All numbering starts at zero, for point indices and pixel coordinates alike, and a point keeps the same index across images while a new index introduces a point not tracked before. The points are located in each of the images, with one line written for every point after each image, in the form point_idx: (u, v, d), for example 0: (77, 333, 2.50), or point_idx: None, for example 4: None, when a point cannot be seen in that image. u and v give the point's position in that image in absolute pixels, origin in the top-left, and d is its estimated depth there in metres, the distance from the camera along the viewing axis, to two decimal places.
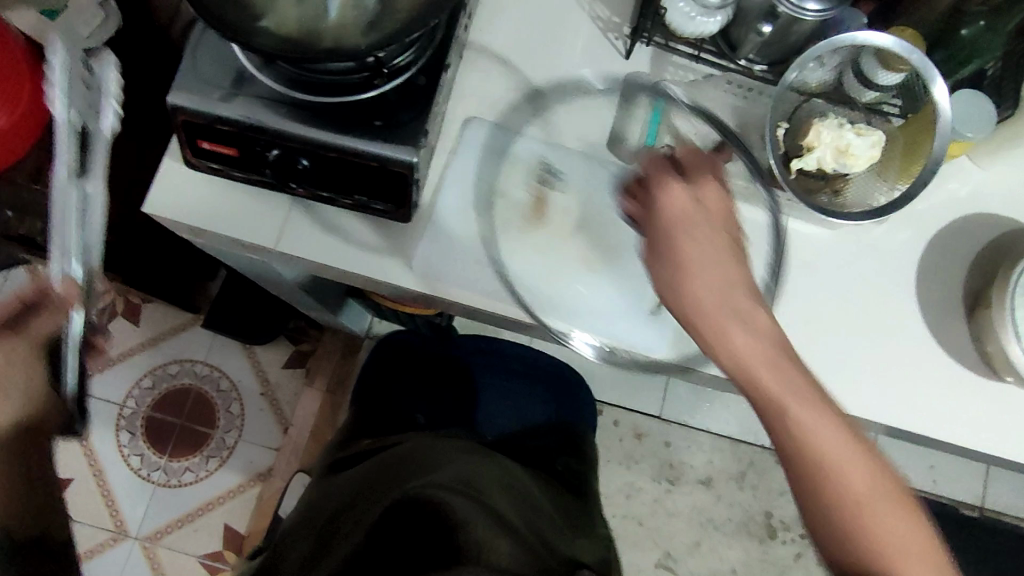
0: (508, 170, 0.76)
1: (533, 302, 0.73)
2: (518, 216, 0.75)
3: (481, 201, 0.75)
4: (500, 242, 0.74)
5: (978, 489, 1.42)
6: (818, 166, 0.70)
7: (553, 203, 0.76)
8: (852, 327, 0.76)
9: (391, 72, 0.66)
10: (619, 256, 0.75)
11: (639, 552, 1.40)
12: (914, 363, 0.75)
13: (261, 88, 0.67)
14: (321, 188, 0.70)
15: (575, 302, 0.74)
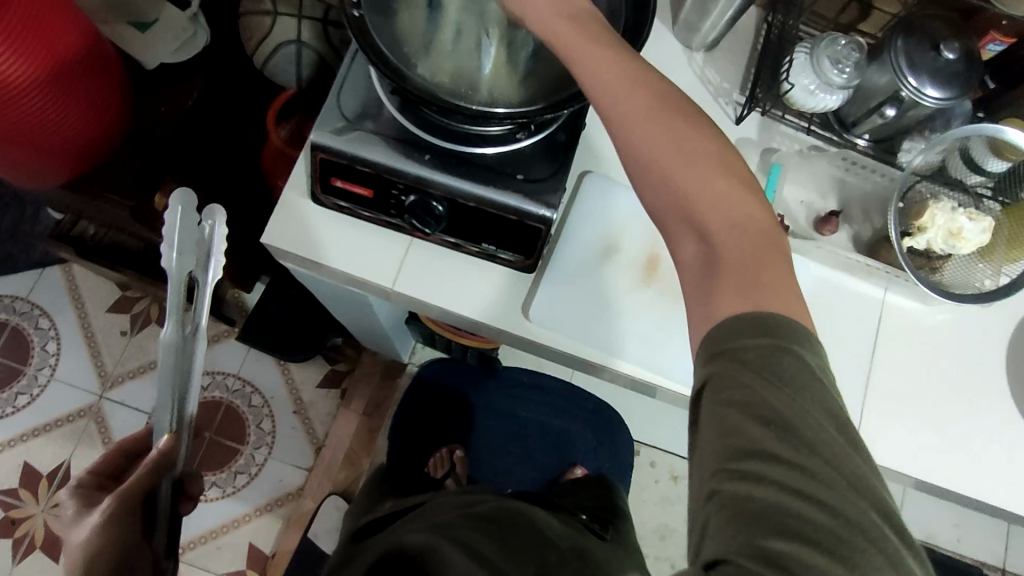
0: (626, 226, 0.78)
1: (644, 358, 0.75)
2: (630, 273, 0.77)
3: (598, 255, 0.77)
4: (613, 296, 0.76)
5: (1002, 550, 1.45)
6: (926, 246, 0.74)
7: (666, 262, 0.77)
8: (946, 403, 0.77)
9: (534, 128, 0.68)
10: None
11: None
12: (1005, 440, 0.77)
13: (403, 133, 0.69)
14: (450, 234, 0.72)
15: (685, 359, 0.75)
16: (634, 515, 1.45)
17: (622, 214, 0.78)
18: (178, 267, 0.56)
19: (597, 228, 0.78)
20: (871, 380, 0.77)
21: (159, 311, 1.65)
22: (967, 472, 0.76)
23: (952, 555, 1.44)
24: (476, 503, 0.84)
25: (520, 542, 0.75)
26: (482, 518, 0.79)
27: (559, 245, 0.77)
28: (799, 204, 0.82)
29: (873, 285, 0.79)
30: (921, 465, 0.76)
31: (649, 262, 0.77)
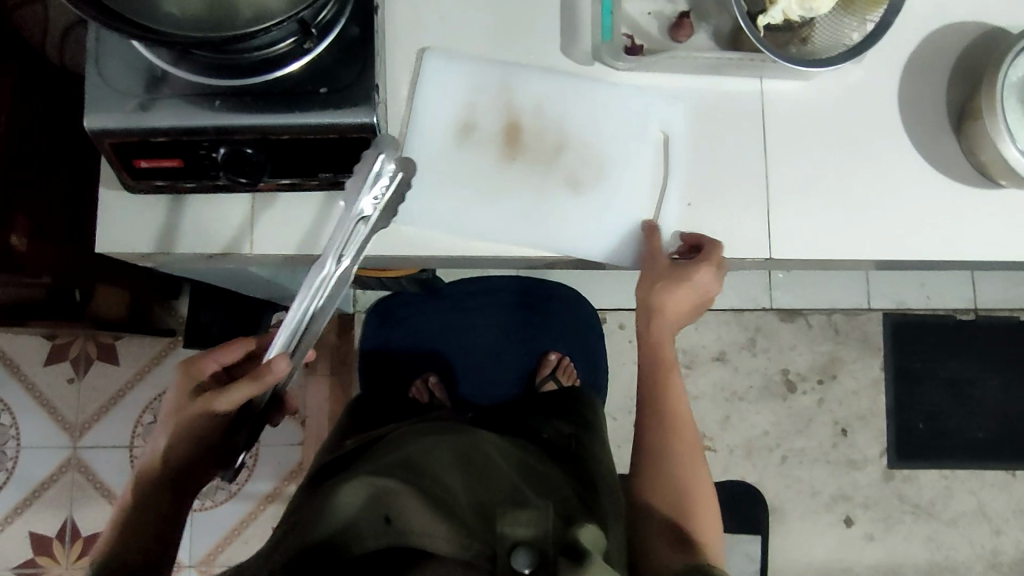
0: (477, 99, 0.72)
1: (525, 234, 0.71)
2: (493, 148, 0.71)
3: (454, 136, 0.71)
4: (475, 183, 0.71)
5: (970, 293, 1.48)
6: (783, 17, 0.68)
7: (527, 129, 0.72)
8: (850, 175, 0.74)
9: (320, 32, 0.59)
10: (603, 167, 0.72)
11: None
12: (915, 193, 0.74)
13: (184, 84, 0.61)
14: (283, 177, 0.65)
15: (571, 222, 0.72)
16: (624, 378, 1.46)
17: (471, 86, 0.72)
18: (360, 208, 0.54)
19: (449, 105, 0.71)
20: (770, 177, 0.74)
21: (97, 347, 1.59)
22: (883, 236, 0.74)
23: (923, 314, 1.47)
24: (439, 442, 0.81)
25: (493, 488, 0.72)
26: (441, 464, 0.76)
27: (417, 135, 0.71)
28: (647, 16, 0.74)
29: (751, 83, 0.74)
30: (837, 246, 0.74)
31: (511, 132, 0.72)
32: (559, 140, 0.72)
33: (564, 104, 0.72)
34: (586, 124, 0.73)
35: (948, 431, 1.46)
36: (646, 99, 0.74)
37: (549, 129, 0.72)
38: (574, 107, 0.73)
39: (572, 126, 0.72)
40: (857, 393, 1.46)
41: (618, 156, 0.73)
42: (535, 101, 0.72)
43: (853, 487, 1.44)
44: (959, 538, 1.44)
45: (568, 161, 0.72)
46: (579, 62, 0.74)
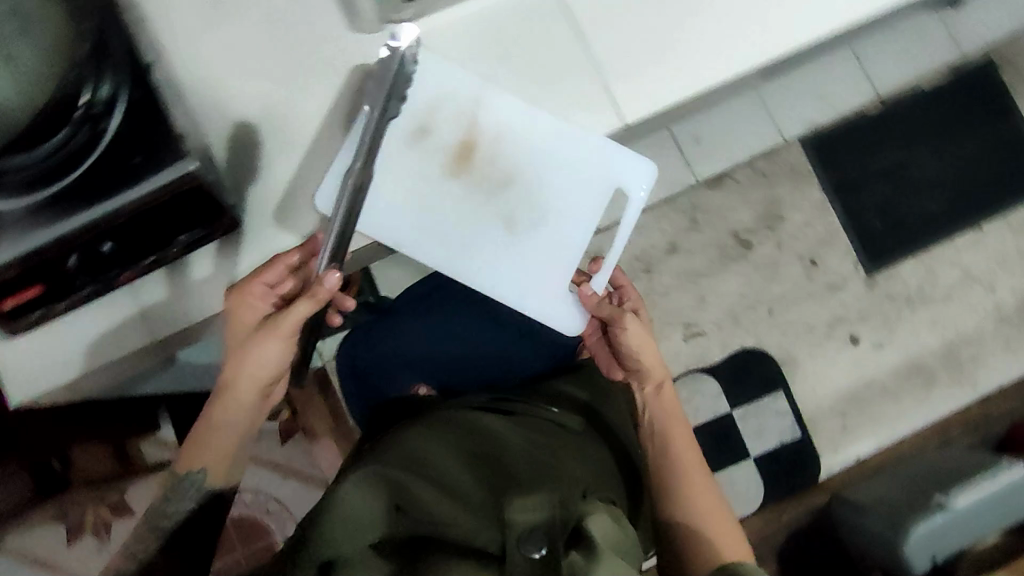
0: (438, 109, 0.77)
1: (447, 258, 0.80)
2: (445, 160, 0.78)
3: (408, 142, 0.78)
4: (415, 212, 0.79)
5: (868, 85, 1.50)
6: None
7: (480, 153, 0.78)
8: (663, 20, 0.76)
9: (106, 109, 0.60)
10: (533, 190, 0.80)
11: (666, 339, 1.45)
12: (729, 9, 0.76)
13: (11, 211, 0.59)
14: (142, 257, 0.66)
15: (492, 244, 0.80)
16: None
17: (442, 89, 0.76)
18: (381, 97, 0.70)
19: (417, 104, 0.76)
20: (591, 57, 0.76)
21: (106, 508, 1.57)
22: (715, 61, 0.76)
23: (835, 124, 1.50)
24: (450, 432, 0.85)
25: (507, 469, 0.77)
26: (456, 458, 0.79)
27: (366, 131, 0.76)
28: None
29: (579, 50, 0.76)
30: (676, 89, 0.76)
31: (469, 150, 0.78)
32: (506, 169, 0.79)
33: (525, 137, 0.78)
34: (511, 156, 0.78)
35: (906, 218, 1.48)
36: (622, 158, 0.81)
37: (501, 159, 0.79)
38: (528, 136, 0.77)
39: (524, 163, 0.79)
40: (810, 222, 1.48)
41: (565, 195, 0.81)
42: (495, 128, 0.77)
43: (844, 307, 1.46)
44: (959, 308, 1.47)
45: (510, 198, 0.80)
46: (370, 32, 0.73)
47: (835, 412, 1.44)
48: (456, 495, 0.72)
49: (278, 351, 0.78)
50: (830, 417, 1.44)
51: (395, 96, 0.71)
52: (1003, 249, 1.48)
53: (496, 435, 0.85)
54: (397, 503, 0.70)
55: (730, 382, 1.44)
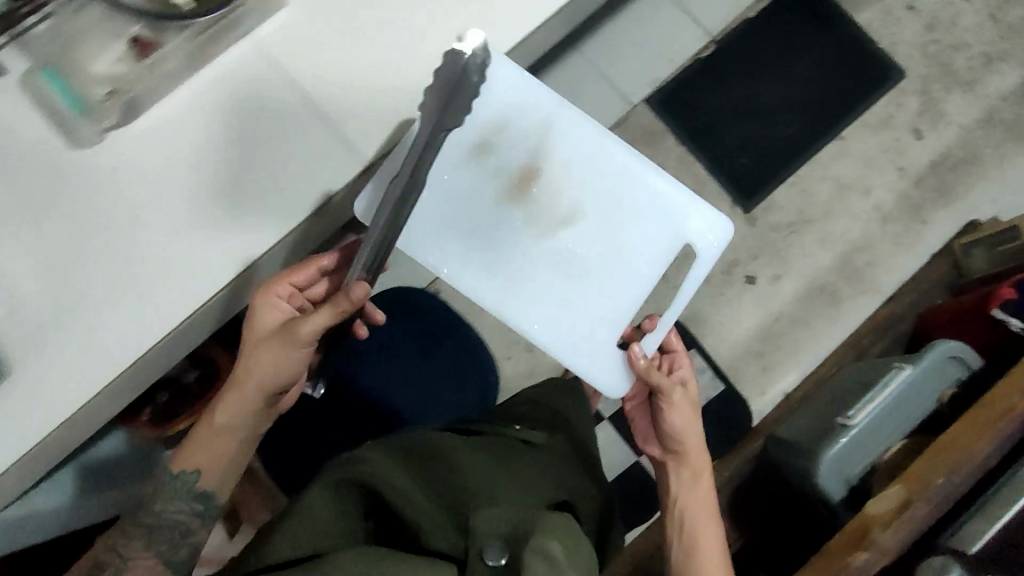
0: (515, 139, 0.90)
1: (497, 267, 0.92)
2: (508, 181, 0.91)
3: (480, 157, 0.89)
4: (473, 233, 0.91)
5: (696, 29, 1.50)
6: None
7: (542, 181, 0.91)
8: (373, 46, 0.73)
9: None
10: (583, 220, 0.92)
11: None
12: (435, 17, 0.73)
13: None
14: None
15: (539, 252, 0.92)
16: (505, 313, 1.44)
17: (530, 98, 0.88)
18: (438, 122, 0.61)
19: (502, 114, 0.88)
20: (317, 107, 0.72)
21: None
22: (437, 71, 0.73)
23: (675, 75, 1.50)
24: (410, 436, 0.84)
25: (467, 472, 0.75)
26: (470, 453, 0.79)
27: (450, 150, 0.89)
28: (119, 65, 0.72)
29: (304, 104, 0.72)
30: (406, 109, 0.72)
31: (532, 174, 0.91)
32: (564, 201, 0.92)
33: (591, 172, 0.91)
34: (568, 195, 0.91)
35: (769, 146, 1.49)
36: (679, 207, 0.93)
37: (559, 191, 0.91)
38: (585, 177, 0.91)
39: (586, 201, 0.92)
40: (679, 175, 1.48)
41: (626, 236, 0.93)
42: (563, 159, 0.90)
43: (733, 250, 1.46)
44: (842, 220, 1.47)
45: (564, 230, 0.92)
46: (86, 143, 0.71)
47: (752, 354, 1.44)
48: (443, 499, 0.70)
49: (294, 354, 0.81)
50: (748, 361, 1.44)
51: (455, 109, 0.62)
52: (868, 152, 1.49)
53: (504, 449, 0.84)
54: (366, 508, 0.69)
55: None
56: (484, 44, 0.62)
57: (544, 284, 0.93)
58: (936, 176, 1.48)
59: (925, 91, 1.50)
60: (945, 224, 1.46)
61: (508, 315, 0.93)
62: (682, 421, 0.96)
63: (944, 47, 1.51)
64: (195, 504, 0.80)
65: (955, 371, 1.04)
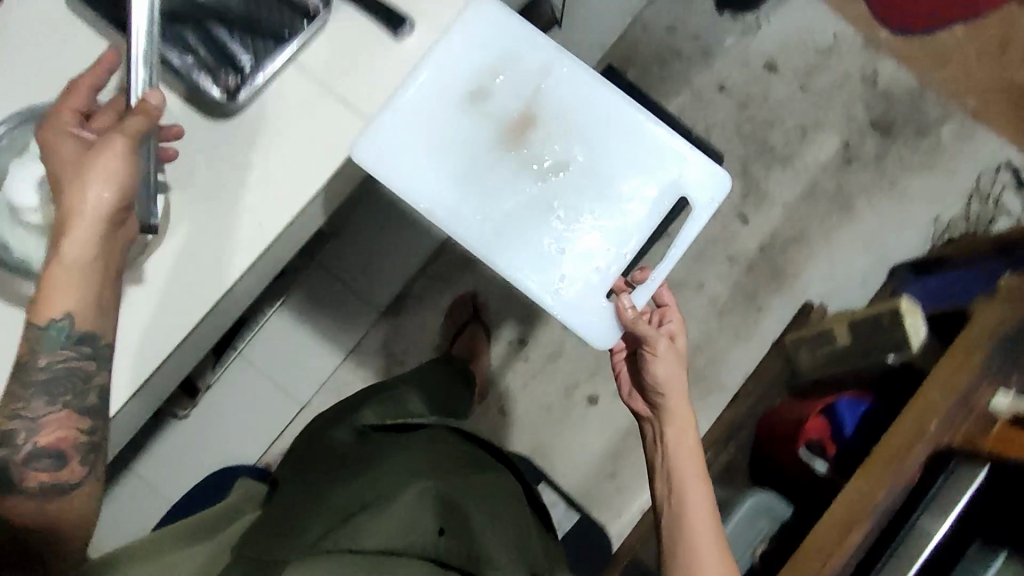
0: (503, 80, 0.78)
1: (464, 197, 0.79)
2: (498, 125, 0.79)
3: (464, 95, 0.78)
4: (436, 160, 0.78)
5: None
6: None
7: (536, 127, 0.79)
8: None
9: None
10: (577, 165, 0.80)
11: None
12: None
13: None
14: None
15: (511, 190, 0.80)
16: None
17: (516, 47, 0.77)
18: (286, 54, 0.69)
19: (479, 61, 0.77)
20: None
21: None
22: None
23: None
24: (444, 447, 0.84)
25: (505, 505, 0.78)
26: (510, 500, 0.81)
27: (432, 83, 0.75)
28: None
29: None
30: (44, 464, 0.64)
31: (526, 119, 0.79)
32: (556, 154, 0.80)
33: (580, 128, 0.79)
34: (575, 142, 0.80)
35: None
36: (674, 166, 0.80)
37: (554, 141, 0.80)
38: (592, 127, 0.79)
39: (581, 151, 0.80)
40: (510, 292, 1.42)
41: (615, 176, 0.80)
42: (560, 106, 0.79)
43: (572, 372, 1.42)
44: None
45: (560, 180, 0.80)
46: None
47: (605, 476, 1.39)
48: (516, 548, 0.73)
49: (123, 160, 0.60)
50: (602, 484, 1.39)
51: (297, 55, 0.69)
52: (696, 245, 1.45)
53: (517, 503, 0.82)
54: (443, 525, 0.71)
55: None
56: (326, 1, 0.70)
57: (532, 209, 0.80)
58: (766, 260, 1.45)
59: (745, 173, 1.47)
60: (780, 310, 1.43)
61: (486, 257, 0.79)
62: (669, 376, 0.81)
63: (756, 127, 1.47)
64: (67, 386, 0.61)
65: (766, 524, 1.02)
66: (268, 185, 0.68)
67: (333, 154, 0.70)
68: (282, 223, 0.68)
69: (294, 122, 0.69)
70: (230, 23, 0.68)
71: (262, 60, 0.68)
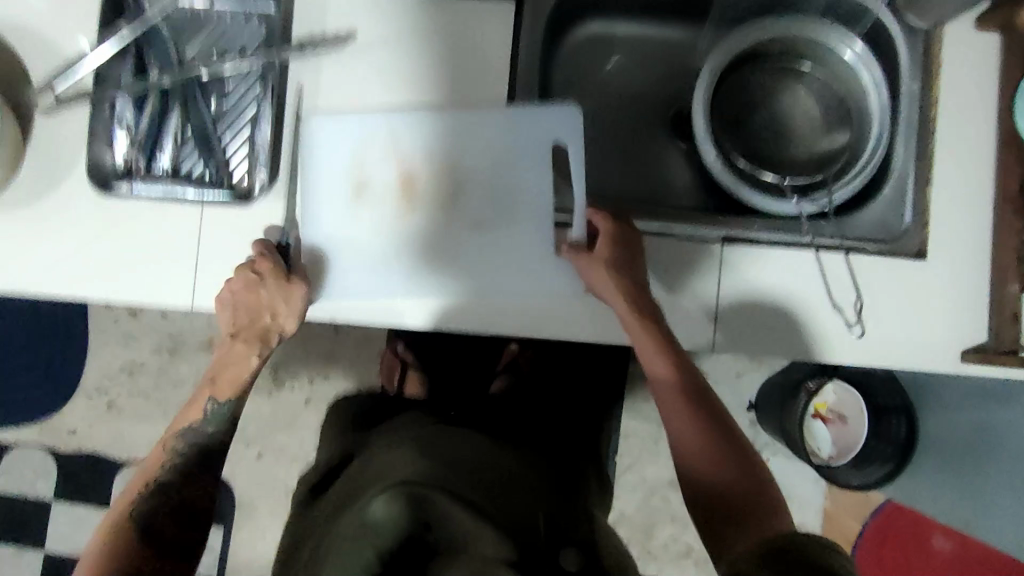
0: (369, 156, 0.67)
1: (399, 272, 0.67)
2: (388, 203, 0.67)
3: (344, 192, 0.67)
4: (357, 230, 0.67)
5: None
6: None
7: (420, 174, 0.67)
8: None
9: None
10: (459, 195, 0.68)
11: (145, 424, 1.26)
12: None
13: None
14: None
15: (417, 250, 0.67)
16: (85, 367, 1.26)
17: (368, 135, 0.67)
18: (193, 187, 0.66)
19: (350, 156, 0.67)
20: None
21: None
22: None
23: None
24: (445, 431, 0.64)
25: (477, 457, 0.59)
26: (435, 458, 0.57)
27: (314, 177, 0.67)
28: None
29: None
30: None
31: (407, 176, 0.67)
32: (452, 194, 0.68)
33: (458, 145, 0.68)
34: (442, 150, 0.68)
35: None
36: (537, 122, 0.68)
37: (443, 179, 0.68)
38: (465, 141, 0.68)
39: (469, 164, 0.68)
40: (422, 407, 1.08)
41: (518, 199, 0.68)
42: (424, 145, 0.68)
43: None
44: None
45: (463, 209, 0.68)
46: None
47: None
48: (480, 467, 0.58)
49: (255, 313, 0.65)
50: None
51: (211, 188, 0.66)
52: None
53: (458, 442, 0.62)
54: (423, 516, 0.52)
55: None
56: (265, 184, 0.66)
57: (449, 252, 0.67)
58: None
59: (647, 542, 1.22)
60: None
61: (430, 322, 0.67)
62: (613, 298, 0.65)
63: (673, 519, 1.22)
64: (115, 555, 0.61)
65: None
66: (82, 256, 0.65)
67: (146, 290, 0.66)
68: (89, 292, 0.66)
69: (168, 234, 0.66)
70: (189, 127, 0.66)
71: (166, 175, 0.66)
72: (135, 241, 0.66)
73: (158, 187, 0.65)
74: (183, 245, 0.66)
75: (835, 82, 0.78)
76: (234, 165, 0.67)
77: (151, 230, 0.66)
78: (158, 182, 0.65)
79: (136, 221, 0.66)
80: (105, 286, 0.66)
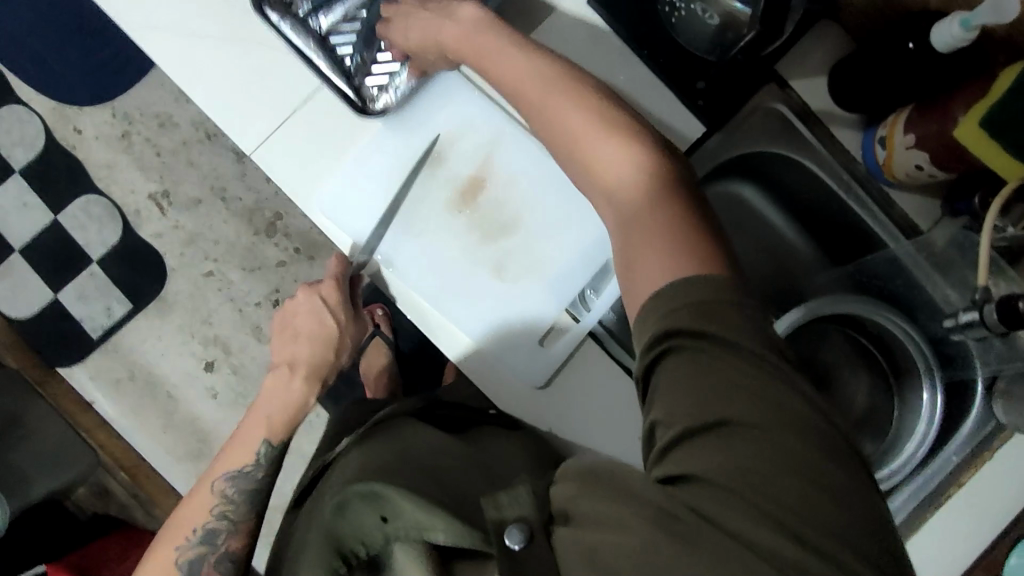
0: (462, 143, 0.65)
1: (421, 264, 0.65)
2: (445, 191, 0.65)
3: (415, 157, 0.65)
4: (414, 202, 0.65)
5: None
6: None
7: (489, 191, 0.65)
8: None
9: None
10: (511, 235, 0.65)
11: (137, 172, 1.21)
12: None
13: None
14: None
15: (442, 251, 0.65)
16: (124, 90, 1.19)
17: (477, 124, 0.65)
18: (330, 63, 0.63)
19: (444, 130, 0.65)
20: None
21: None
22: None
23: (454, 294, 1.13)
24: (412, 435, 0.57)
25: (433, 455, 0.53)
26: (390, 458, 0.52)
27: (403, 127, 0.65)
28: None
29: None
30: None
31: (477, 182, 0.65)
32: (504, 227, 0.65)
33: (536, 190, 0.65)
34: (522, 185, 0.65)
35: None
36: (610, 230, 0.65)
37: (505, 210, 0.65)
38: (543, 193, 0.65)
39: (533, 214, 0.65)
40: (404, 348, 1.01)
41: (551, 278, 0.65)
42: (510, 169, 0.65)
43: (239, 349, 1.20)
44: None
45: (503, 247, 0.65)
46: None
47: (128, 368, 1.20)
48: (432, 467, 0.51)
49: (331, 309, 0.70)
50: (118, 364, 1.20)
51: (342, 77, 0.63)
52: None
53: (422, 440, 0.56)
54: (383, 511, 0.45)
55: (121, 253, 1.20)
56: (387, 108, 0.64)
57: (478, 280, 0.65)
58: None
59: None
60: None
61: (420, 319, 0.65)
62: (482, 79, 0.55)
63: None
64: (208, 552, 0.62)
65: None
66: (198, 43, 0.63)
67: (226, 115, 0.63)
68: (180, 75, 0.63)
69: (274, 86, 0.64)
70: (363, 12, 0.64)
71: (314, 34, 0.63)
72: (245, 66, 0.63)
73: (302, 40, 0.62)
74: (282, 104, 0.64)
75: (898, 407, 0.75)
76: (378, 74, 0.65)
77: (265, 70, 0.64)
78: (303, 36, 0.62)
79: (263, 54, 0.63)
80: (192, 82, 0.63)
